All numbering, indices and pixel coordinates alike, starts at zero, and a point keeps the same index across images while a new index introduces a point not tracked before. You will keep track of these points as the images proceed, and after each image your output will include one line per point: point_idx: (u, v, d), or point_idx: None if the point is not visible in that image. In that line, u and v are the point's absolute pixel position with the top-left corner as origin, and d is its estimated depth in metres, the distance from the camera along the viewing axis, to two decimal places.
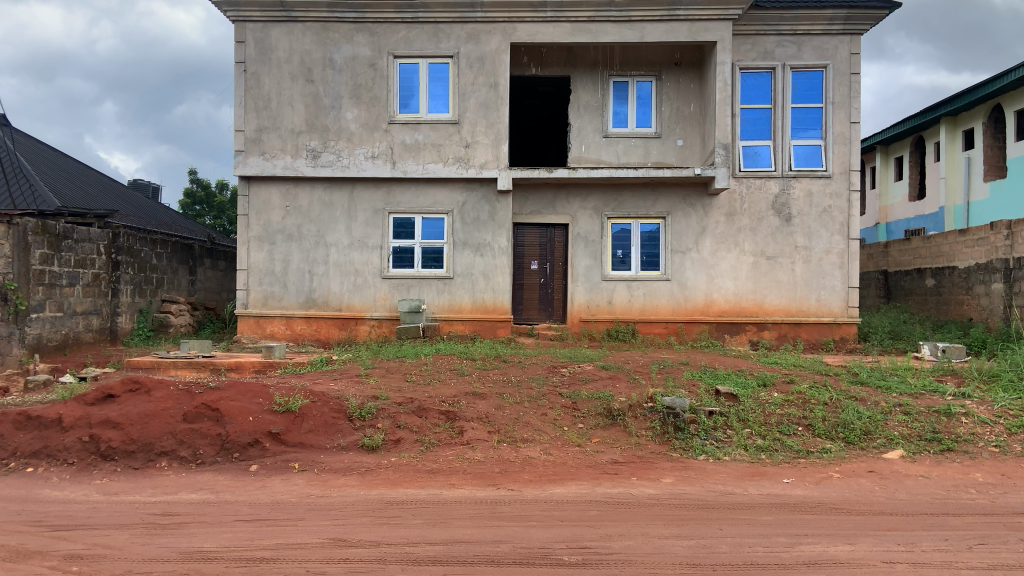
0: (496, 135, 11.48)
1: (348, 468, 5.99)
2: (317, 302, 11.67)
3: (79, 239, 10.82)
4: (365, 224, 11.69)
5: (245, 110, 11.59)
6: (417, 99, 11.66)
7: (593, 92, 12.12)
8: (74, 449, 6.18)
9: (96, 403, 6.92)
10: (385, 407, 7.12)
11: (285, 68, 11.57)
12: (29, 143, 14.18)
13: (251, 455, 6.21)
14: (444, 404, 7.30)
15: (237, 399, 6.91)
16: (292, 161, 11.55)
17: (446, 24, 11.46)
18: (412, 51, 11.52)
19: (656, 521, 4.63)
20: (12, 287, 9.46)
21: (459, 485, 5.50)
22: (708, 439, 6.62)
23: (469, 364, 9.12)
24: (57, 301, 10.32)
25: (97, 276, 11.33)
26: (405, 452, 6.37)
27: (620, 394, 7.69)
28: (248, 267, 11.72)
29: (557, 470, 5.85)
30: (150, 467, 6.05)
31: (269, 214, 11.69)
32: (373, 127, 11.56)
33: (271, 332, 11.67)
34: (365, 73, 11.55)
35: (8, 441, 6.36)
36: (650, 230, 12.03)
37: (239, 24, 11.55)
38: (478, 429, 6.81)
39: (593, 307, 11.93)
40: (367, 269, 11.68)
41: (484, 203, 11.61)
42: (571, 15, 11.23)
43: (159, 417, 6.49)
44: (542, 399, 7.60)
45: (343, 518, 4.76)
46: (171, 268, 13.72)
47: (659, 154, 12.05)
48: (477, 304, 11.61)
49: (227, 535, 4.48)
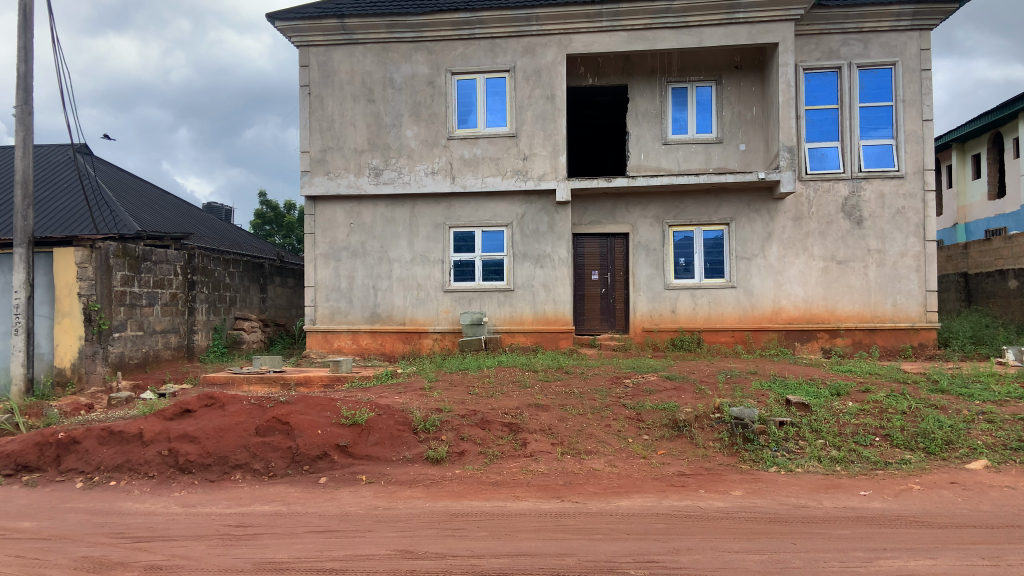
0: (554, 147, 11.48)
1: (413, 480, 6.05)
2: (381, 317, 11.87)
3: (157, 261, 11.33)
4: (426, 239, 11.85)
5: (311, 132, 11.95)
6: (475, 114, 11.79)
7: (651, 100, 12.02)
8: (154, 463, 6.45)
9: (175, 417, 7.21)
10: (448, 420, 7.15)
11: (347, 89, 11.88)
12: (111, 170, 14.93)
13: (320, 468, 6.36)
14: (506, 416, 7.31)
15: (307, 412, 7.09)
16: (355, 180, 11.83)
17: (503, 39, 11.57)
18: (469, 67, 11.67)
19: (726, 535, 4.52)
20: (95, 308, 9.91)
21: (524, 497, 5.49)
22: (779, 450, 6.41)
23: (532, 376, 9.11)
24: (138, 320, 10.81)
25: (175, 295, 11.84)
26: (469, 464, 6.40)
27: (685, 404, 7.53)
28: (315, 284, 12.02)
29: (623, 483, 5.77)
30: (225, 479, 6.26)
31: (334, 231, 11.98)
32: (433, 143, 11.74)
33: (338, 347, 11.91)
34: (424, 91, 11.76)
35: (92, 456, 6.67)
36: (714, 237, 11.82)
37: (304, 49, 11.93)
38: (542, 441, 6.79)
39: (656, 316, 11.77)
40: (429, 283, 11.82)
41: (544, 214, 11.62)
42: (627, 24, 11.19)
43: (233, 430, 6.72)
44: (605, 410, 7.53)
45: (409, 530, 4.80)
46: (244, 287, 14.23)
47: (721, 159, 11.84)
48: (539, 315, 11.60)
49: (298, 546, 4.59)
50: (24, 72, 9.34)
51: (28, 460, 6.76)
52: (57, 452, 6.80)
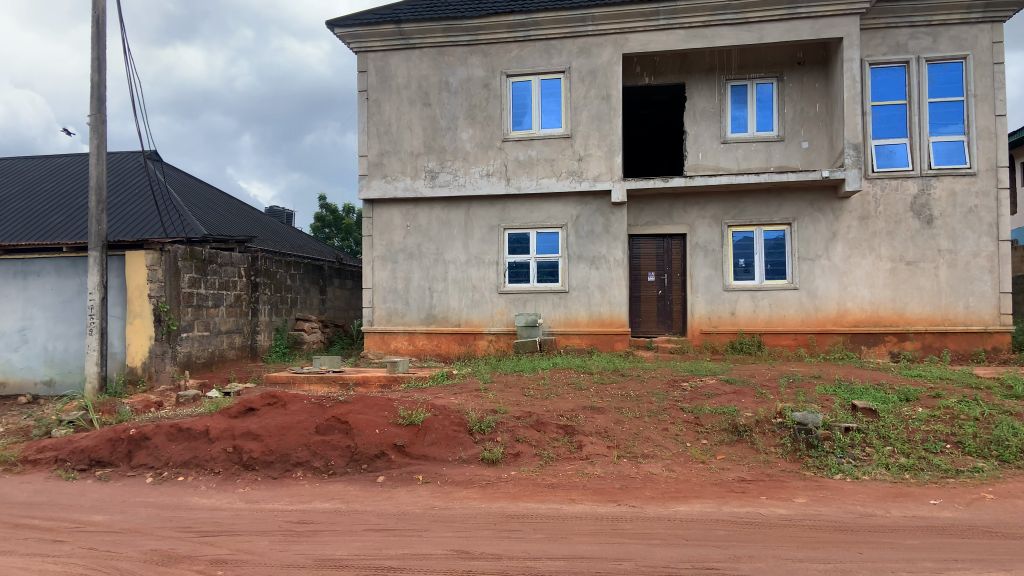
0: (610, 147, 11.40)
1: (469, 481, 6.09)
2: (437, 318, 11.98)
3: (222, 263, 11.69)
4: (481, 240, 11.91)
5: (368, 136, 12.15)
6: (530, 116, 11.80)
7: (710, 98, 11.83)
8: (220, 459, 6.66)
9: (239, 415, 7.43)
10: (504, 421, 7.17)
11: (404, 93, 12.04)
12: (179, 176, 15.48)
13: (378, 467, 6.45)
14: (562, 419, 7.28)
15: (365, 412, 7.21)
16: (412, 183, 11.98)
17: (558, 40, 11.55)
18: (524, 69, 11.68)
19: (789, 543, 4.40)
20: (165, 309, 10.25)
21: (579, 500, 5.46)
22: (845, 457, 6.22)
23: (587, 378, 9.06)
24: (205, 321, 11.16)
25: (239, 297, 12.20)
26: (525, 466, 6.40)
27: (745, 409, 7.37)
28: (373, 285, 12.21)
29: (681, 488, 5.68)
30: (287, 477, 6.41)
31: (391, 234, 12.16)
32: (488, 146, 11.80)
33: (395, 347, 12.07)
34: (479, 93, 11.83)
35: (162, 452, 6.92)
36: (774, 237, 11.55)
37: (362, 55, 12.15)
38: (597, 444, 6.74)
39: (714, 318, 11.57)
40: (484, 284, 11.87)
41: (599, 215, 11.55)
42: (684, 22, 11.04)
43: (294, 429, 6.89)
44: (662, 414, 7.43)
45: (466, 530, 4.83)
46: (305, 288, 14.58)
47: (782, 158, 11.56)
48: (594, 317, 11.53)
49: (357, 543, 4.66)
50: (98, 82, 9.76)
51: (101, 455, 7.05)
52: (128, 448, 7.08)
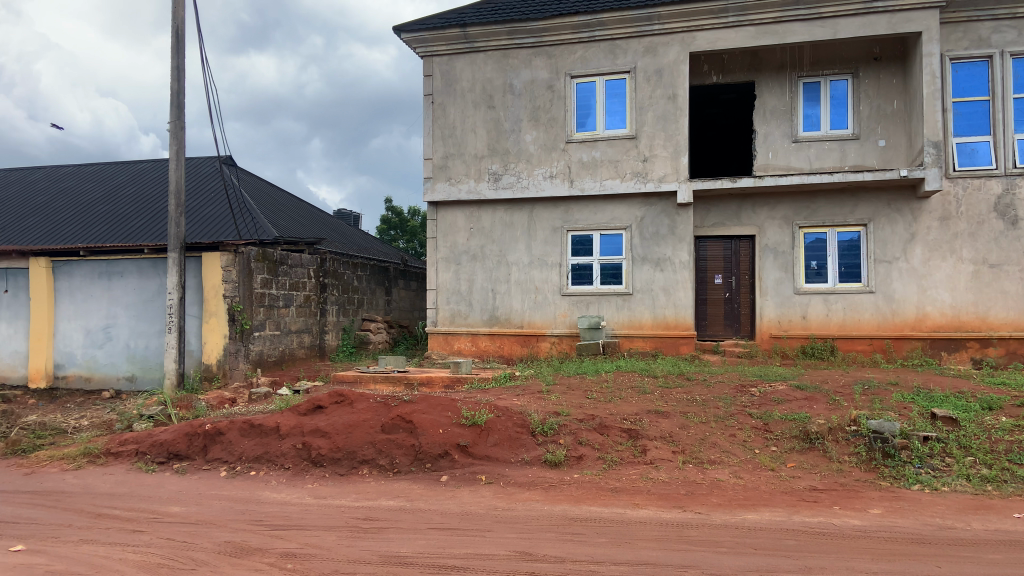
0: (676, 147, 11.24)
1: (531, 482, 6.08)
2: (500, 320, 12.03)
3: (292, 265, 12.04)
4: (544, 242, 11.90)
5: (433, 139, 12.31)
6: (594, 117, 11.73)
7: (780, 96, 11.53)
8: (289, 455, 6.85)
9: (308, 413, 7.63)
10: (567, 423, 7.14)
11: (468, 96, 12.15)
12: (252, 180, 16.01)
13: (442, 466, 6.51)
14: (625, 422, 7.20)
15: (429, 412, 7.29)
16: (475, 185, 12.07)
17: (623, 40, 11.46)
18: (589, 70, 11.63)
19: (862, 555, 4.24)
20: (238, 308, 10.60)
21: (644, 505, 5.39)
22: (923, 468, 5.97)
23: (651, 382, 8.94)
24: (276, 320, 11.51)
25: (308, 297, 12.53)
26: (588, 469, 6.36)
27: (817, 416, 7.15)
28: (437, 287, 12.36)
29: (749, 495, 5.55)
30: (353, 474, 6.55)
31: (455, 236, 12.28)
32: (552, 147, 11.79)
33: (458, 348, 12.18)
34: (543, 95, 11.83)
35: (235, 447, 7.16)
36: (849, 239, 11.17)
37: (428, 60, 12.33)
38: (662, 448, 6.65)
39: (784, 322, 11.27)
40: (547, 286, 11.86)
41: (664, 217, 11.39)
42: (754, 19, 10.80)
43: (361, 427, 7.02)
44: (730, 419, 7.27)
45: (529, 531, 4.83)
46: (371, 289, 14.90)
47: (857, 156, 11.18)
48: (658, 320, 11.38)
49: (421, 542, 4.72)
50: (177, 90, 10.17)
51: (179, 449, 7.34)
52: (204, 442, 7.34)
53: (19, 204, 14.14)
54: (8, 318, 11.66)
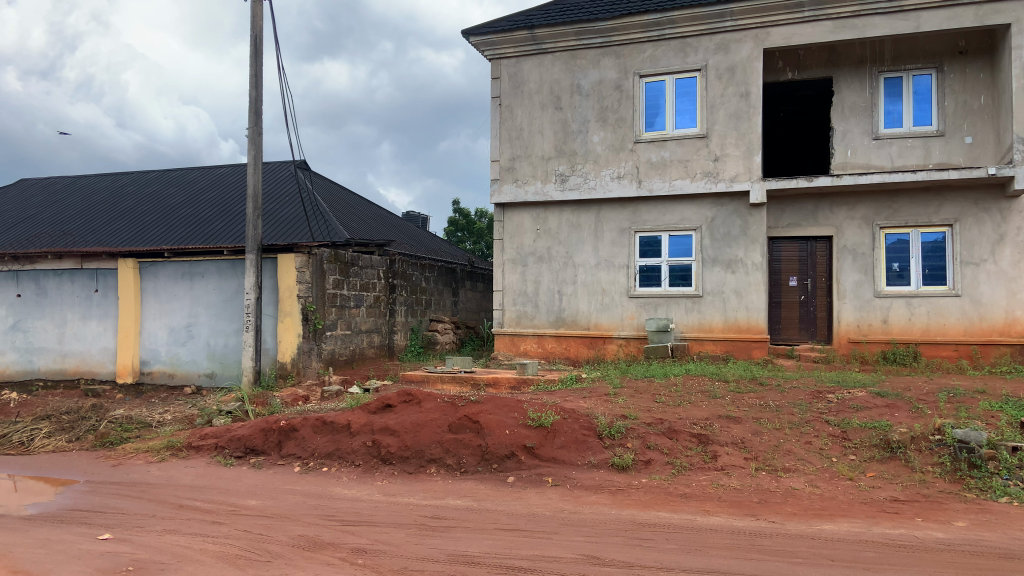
0: (748, 147, 10.99)
1: (599, 486, 6.03)
2: (566, 321, 11.99)
3: (363, 266, 12.29)
4: (612, 243, 11.80)
5: (501, 141, 12.37)
6: (663, 117, 11.56)
7: (860, 92, 11.12)
8: (360, 453, 6.99)
9: (377, 411, 7.78)
10: (634, 427, 7.05)
11: (535, 98, 12.17)
12: (325, 183, 16.45)
13: (508, 467, 6.53)
14: (695, 427, 7.06)
15: (496, 412, 7.31)
16: (542, 187, 12.07)
17: (694, 37, 11.26)
18: (658, 69, 11.47)
19: (947, 570, 4.04)
20: (312, 308, 10.88)
21: (715, 512, 5.28)
22: (1013, 480, 5.64)
23: (722, 387, 8.74)
24: (347, 320, 11.79)
25: (378, 298, 12.78)
26: (656, 474, 6.27)
27: (899, 424, 6.85)
28: (503, 288, 12.40)
29: (826, 505, 5.36)
30: (422, 472, 6.64)
31: (521, 237, 12.30)
32: (620, 148, 11.67)
33: (525, 349, 12.20)
34: (611, 95, 11.73)
35: (308, 443, 7.36)
36: (933, 240, 10.68)
37: (496, 62, 12.42)
38: (734, 455, 6.49)
39: (863, 326, 10.86)
40: (614, 288, 11.76)
41: (736, 217, 11.14)
42: (832, 13, 10.47)
43: (429, 426, 7.10)
44: (805, 426, 7.05)
45: (596, 535, 4.79)
46: (438, 290, 15.13)
47: (942, 154, 10.68)
48: (730, 323, 11.13)
49: (488, 542, 4.74)
50: (255, 97, 10.53)
51: (255, 444, 7.59)
52: (278, 438, 7.57)
53: (108, 208, 14.91)
54: (98, 317, 12.29)
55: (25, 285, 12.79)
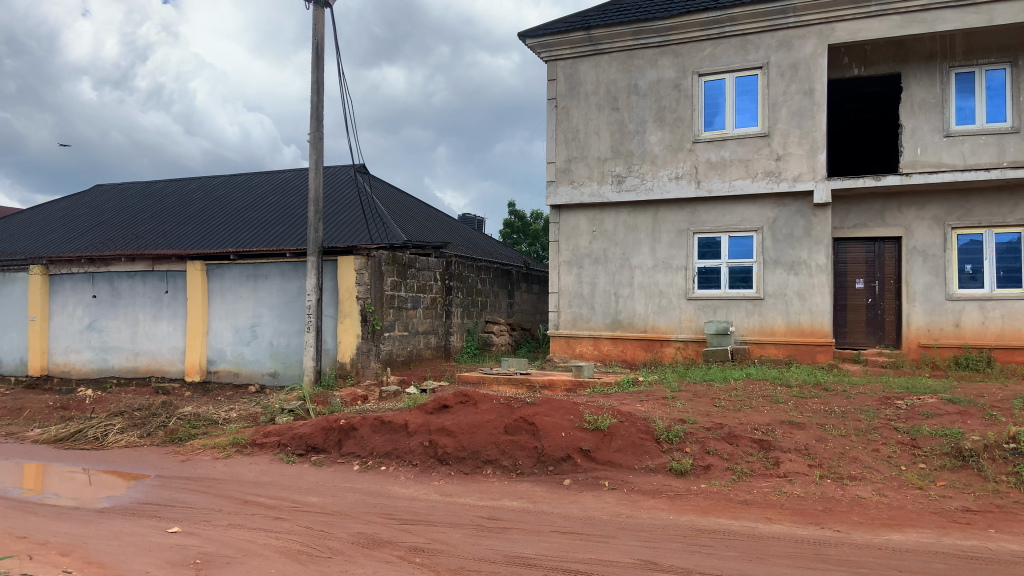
0: (812, 145, 10.72)
1: (657, 491, 5.96)
2: (623, 324, 11.89)
3: (420, 268, 12.44)
4: (669, 245, 11.65)
5: (557, 143, 12.35)
6: (723, 115, 11.34)
7: (929, 88, 10.72)
8: (417, 452, 7.07)
9: (434, 412, 7.85)
10: (693, 432, 6.93)
11: (592, 99, 12.11)
12: (383, 187, 16.71)
13: (564, 469, 6.51)
14: (756, 433, 6.90)
15: (551, 415, 7.28)
16: (598, 188, 12.00)
17: (755, 34, 11.04)
18: (718, 67, 11.27)
19: None
20: (371, 309, 11.07)
21: (777, 520, 5.15)
22: None
23: (785, 392, 8.51)
24: (404, 322, 11.93)
25: (435, 299, 12.91)
26: (715, 479, 6.15)
27: (972, 432, 6.56)
28: (559, 290, 12.36)
29: (894, 515, 5.17)
30: (478, 473, 6.67)
31: (577, 239, 12.26)
32: (678, 148, 11.52)
33: (580, 352, 12.13)
34: (669, 95, 11.59)
35: (367, 442, 7.48)
36: (1009, 240, 10.23)
37: (552, 64, 12.41)
38: (797, 461, 6.33)
39: (934, 330, 10.46)
40: (671, 290, 11.60)
41: (799, 217, 10.87)
42: (900, 6, 10.13)
43: (485, 427, 7.13)
44: (872, 433, 6.82)
45: (654, 540, 4.73)
46: (494, 292, 15.20)
47: (1018, 151, 10.21)
48: (792, 326, 10.86)
49: (545, 544, 4.72)
50: (317, 103, 10.77)
51: (316, 442, 7.75)
52: (338, 437, 7.71)
53: (177, 212, 15.45)
54: (168, 317, 12.75)
55: (101, 286, 13.36)
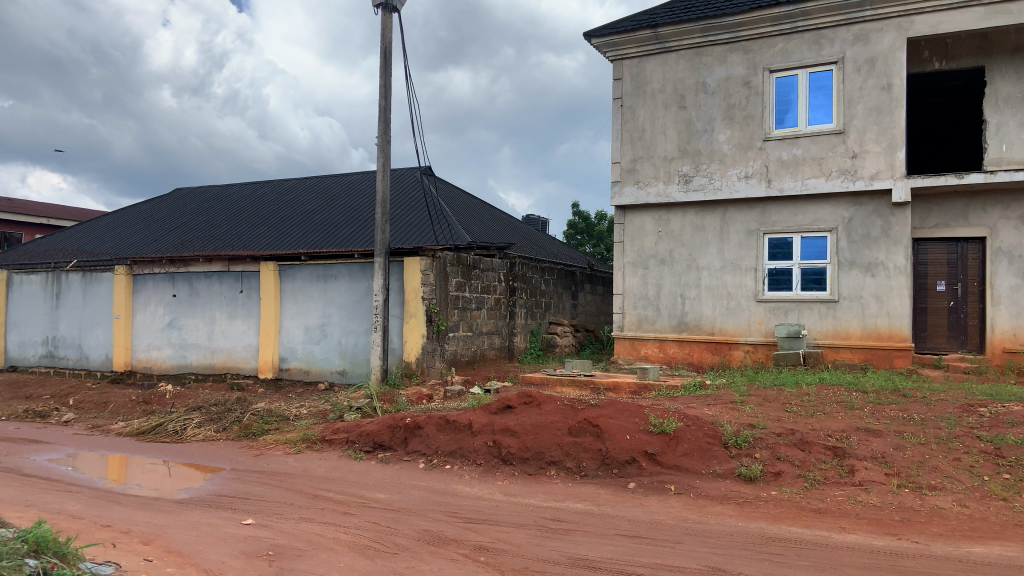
0: (890, 142, 10.32)
1: (725, 496, 5.83)
2: (689, 326, 11.69)
3: (484, 269, 12.52)
4: (738, 246, 11.39)
5: (622, 143, 12.24)
6: (794, 112, 11.03)
7: (1016, 82, 10.19)
8: (482, 452, 7.11)
9: (498, 412, 7.87)
10: (763, 437, 6.75)
11: (659, 98, 11.95)
12: (448, 189, 16.88)
13: (629, 473, 6.44)
14: (830, 439, 6.67)
15: (616, 417, 7.20)
16: (665, 188, 11.83)
17: (830, 28, 10.70)
18: (790, 63, 10.97)
19: None
20: (436, 310, 11.20)
21: (851, 529, 4.96)
22: None
23: (860, 398, 8.21)
24: (469, 322, 12.03)
25: (498, 300, 12.98)
26: (787, 487, 5.97)
27: None
28: (624, 292, 12.25)
29: (977, 527, 4.92)
30: (542, 474, 6.67)
31: (643, 240, 12.11)
32: (747, 147, 11.25)
33: (645, 354, 11.99)
34: (739, 92, 11.34)
35: (432, 441, 7.56)
36: None
37: (618, 63, 12.30)
38: (873, 470, 6.08)
39: (1021, 335, 9.96)
40: (740, 292, 11.33)
41: (876, 217, 10.48)
42: None
43: (549, 428, 7.11)
44: (953, 441, 6.51)
45: (723, 547, 4.63)
46: (558, 293, 15.19)
47: None
48: (868, 330, 10.47)
49: (610, 547, 4.68)
50: (384, 106, 10.97)
51: (383, 439, 7.89)
52: (404, 435, 7.81)
53: (251, 215, 15.97)
54: (243, 316, 13.19)
55: (180, 285, 13.93)
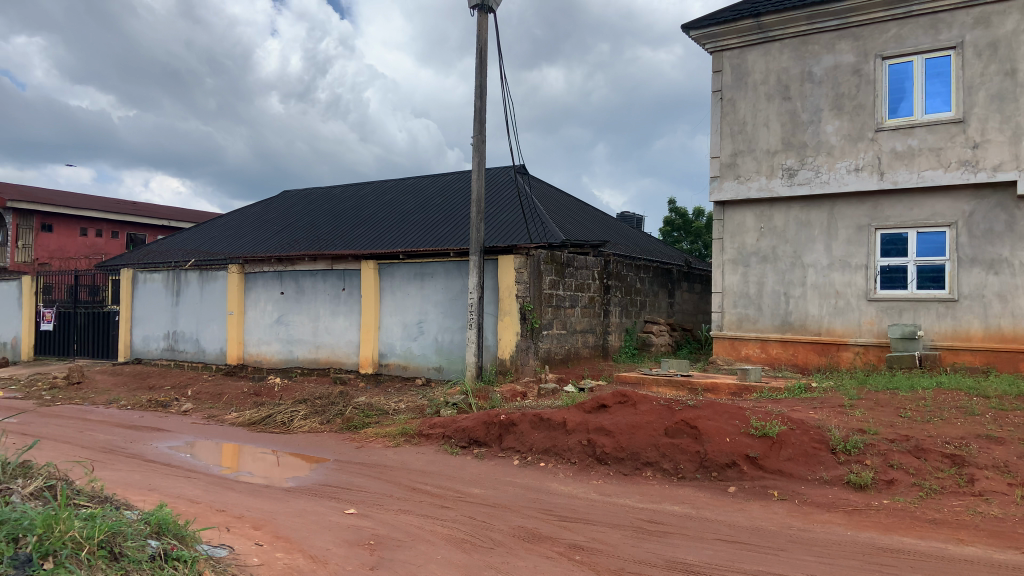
0: (1018, 130, 9.56)
1: (831, 504, 5.56)
2: (794, 326, 11.23)
3: (578, 267, 12.47)
4: (847, 242, 10.85)
5: (722, 136, 11.91)
6: (909, 101, 10.39)
7: None
8: (576, 451, 7.08)
9: (592, 410, 7.80)
10: (874, 443, 6.39)
11: (761, 89, 11.55)
12: (543, 187, 16.91)
13: (729, 476, 6.25)
14: (948, 446, 6.24)
15: (715, 418, 6.99)
16: (767, 182, 11.41)
17: (949, 11, 10.03)
18: (905, 49, 10.34)
19: None
20: (529, 307, 11.22)
21: (971, 542, 4.62)
22: None
23: (983, 403, 7.64)
24: (563, 320, 12.04)
25: (593, 298, 12.89)
26: (900, 496, 5.64)
27: None
28: (723, 290, 11.91)
29: None
30: (637, 475, 6.57)
31: (744, 236, 11.74)
32: (857, 138, 10.69)
33: (746, 354, 11.61)
34: (848, 81, 10.79)
35: (526, 438, 7.59)
36: None
37: (718, 55, 11.98)
38: (995, 480, 5.65)
39: None
40: (849, 290, 10.79)
41: (1001, 210, 9.74)
42: None
43: (644, 428, 7.00)
44: None
45: (830, 557, 4.40)
46: (653, 291, 14.94)
47: None
48: (992, 331, 9.76)
49: (708, 551, 4.55)
50: (479, 106, 11.09)
51: (478, 435, 7.97)
52: (499, 432, 7.87)
53: (353, 215, 16.53)
54: (345, 312, 13.67)
55: (288, 283, 14.58)
